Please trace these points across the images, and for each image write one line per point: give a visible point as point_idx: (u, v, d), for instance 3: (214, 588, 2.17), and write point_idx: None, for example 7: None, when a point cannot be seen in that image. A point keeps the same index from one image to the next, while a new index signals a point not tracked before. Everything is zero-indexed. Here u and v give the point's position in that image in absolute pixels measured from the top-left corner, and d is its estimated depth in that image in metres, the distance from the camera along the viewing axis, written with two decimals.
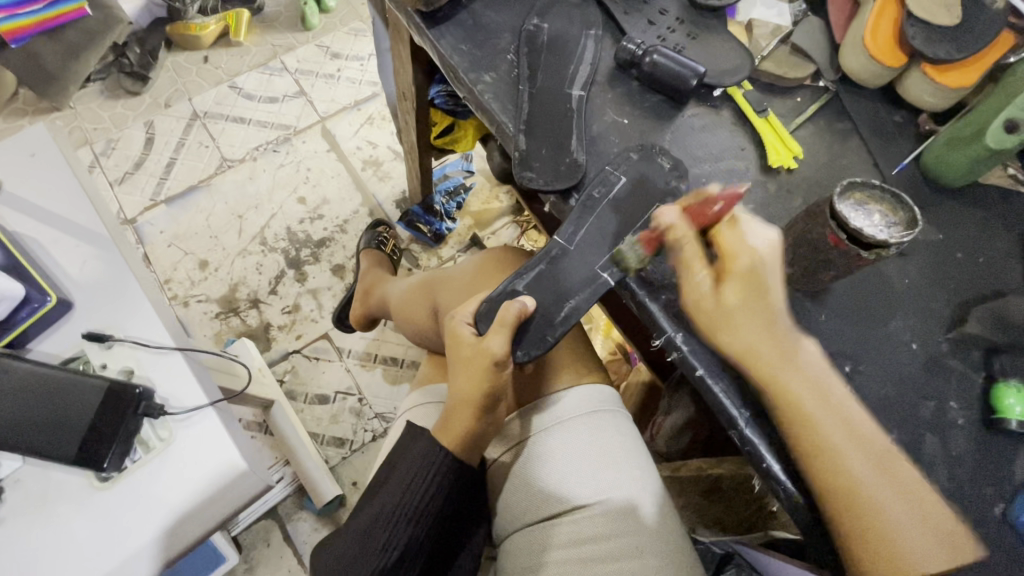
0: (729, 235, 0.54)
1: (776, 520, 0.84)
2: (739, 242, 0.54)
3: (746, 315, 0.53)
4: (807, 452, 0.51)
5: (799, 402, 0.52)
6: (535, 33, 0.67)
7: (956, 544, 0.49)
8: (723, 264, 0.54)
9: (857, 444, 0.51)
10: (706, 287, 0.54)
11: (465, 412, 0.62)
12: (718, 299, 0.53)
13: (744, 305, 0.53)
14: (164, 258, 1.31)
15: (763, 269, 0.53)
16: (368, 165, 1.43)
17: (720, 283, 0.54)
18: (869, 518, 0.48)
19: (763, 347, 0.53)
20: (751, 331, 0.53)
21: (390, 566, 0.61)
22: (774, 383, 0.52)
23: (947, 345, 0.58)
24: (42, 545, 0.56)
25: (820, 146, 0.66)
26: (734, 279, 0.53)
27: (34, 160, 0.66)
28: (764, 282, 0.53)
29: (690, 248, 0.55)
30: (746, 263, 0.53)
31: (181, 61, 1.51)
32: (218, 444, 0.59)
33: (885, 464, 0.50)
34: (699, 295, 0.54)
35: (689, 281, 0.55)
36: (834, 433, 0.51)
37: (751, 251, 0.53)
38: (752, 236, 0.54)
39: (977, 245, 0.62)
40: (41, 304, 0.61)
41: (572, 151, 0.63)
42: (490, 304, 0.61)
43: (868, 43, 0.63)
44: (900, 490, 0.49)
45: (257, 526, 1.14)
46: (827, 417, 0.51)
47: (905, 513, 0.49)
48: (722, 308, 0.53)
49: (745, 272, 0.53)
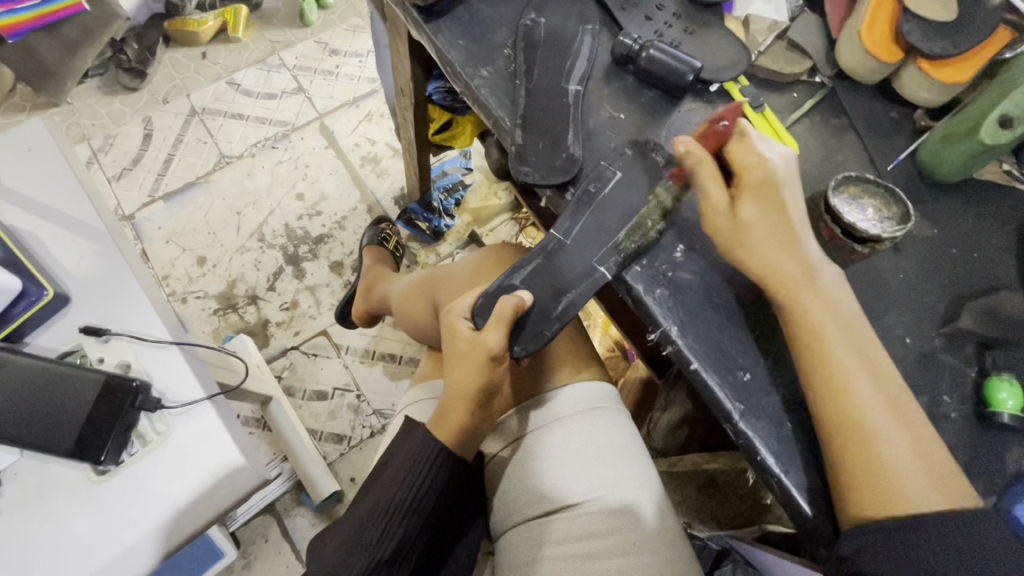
0: (740, 149, 0.57)
1: (772, 512, 0.85)
2: (754, 156, 0.57)
3: (761, 233, 0.55)
4: (821, 373, 0.52)
5: (819, 326, 0.53)
6: (532, 28, 0.67)
7: (951, 486, 0.49)
8: (739, 178, 0.57)
9: (873, 379, 0.52)
10: (721, 203, 0.57)
11: (461, 406, 0.63)
12: (735, 218, 0.56)
13: (764, 220, 0.55)
14: (162, 254, 1.31)
15: (778, 179, 0.56)
16: (367, 161, 1.43)
17: (736, 201, 0.56)
18: (865, 458, 0.49)
19: (781, 265, 0.55)
20: (768, 248, 0.55)
21: (387, 559, 0.61)
22: (796, 308, 0.54)
23: (940, 340, 0.58)
24: (39, 538, 0.56)
25: (816, 141, 0.66)
26: (749, 194, 0.56)
27: (30, 154, 0.66)
28: (780, 195, 0.55)
29: (706, 175, 0.57)
30: (759, 176, 0.56)
31: (180, 57, 1.51)
32: (215, 438, 0.59)
33: (899, 408, 0.51)
34: (714, 215, 0.57)
35: (708, 201, 0.57)
36: (848, 359, 0.52)
37: (763, 164, 0.56)
38: (765, 150, 0.57)
39: (971, 240, 0.62)
40: (39, 299, 0.61)
41: (568, 146, 0.63)
42: (485, 298, 0.61)
43: (864, 38, 0.63)
44: (906, 424, 0.50)
45: (255, 522, 1.14)
46: (846, 338, 0.53)
47: (909, 458, 0.49)
48: (739, 223, 0.56)
49: (757, 184, 0.56)
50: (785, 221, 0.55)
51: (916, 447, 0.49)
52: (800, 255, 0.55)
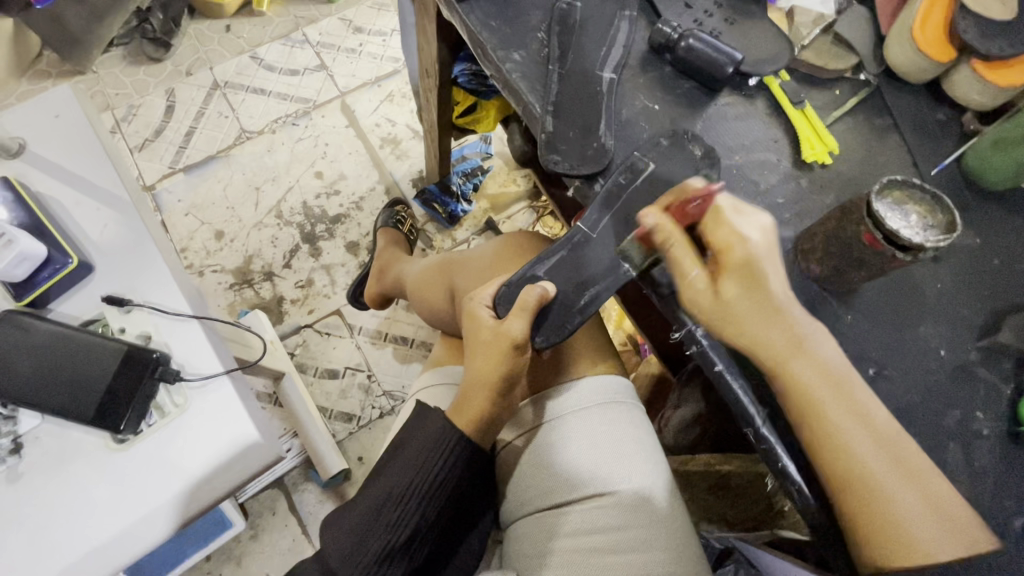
0: (718, 229, 0.55)
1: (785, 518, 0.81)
2: (731, 234, 0.54)
3: (749, 311, 0.53)
4: (811, 437, 0.51)
5: (807, 390, 0.51)
6: (568, 12, 0.65)
7: (964, 529, 0.48)
8: (720, 256, 0.54)
9: (865, 434, 0.50)
10: (702, 282, 0.55)
11: (481, 395, 0.62)
12: (718, 295, 0.54)
13: (744, 298, 0.53)
14: (181, 226, 1.31)
15: (759, 259, 0.53)
16: (387, 142, 1.42)
17: (717, 278, 0.54)
18: (873, 511, 0.48)
19: (759, 338, 0.53)
20: (764, 327, 0.53)
21: (401, 544, 0.61)
22: (787, 376, 0.52)
23: (976, 354, 0.56)
24: (58, 503, 0.56)
25: (856, 141, 0.64)
26: (731, 273, 0.54)
27: (57, 121, 0.66)
28: (760, 271, 0.53)
29: (680, 249, 0.55)
30: (742, 254, 0.53)
31: (204, 30, 1.50)
32: (232, 413, 0.59)
33: (898, 461, 0.49)
34: (694, 293, 0.55)
35: (684, 276, 0.55)
36: (842, 422, 0.50)
37: (744, 242, 0.54)
38: (744, 226, 0.54)
39: (1013, 252, 0.60)
40: (63, 266, 0.61)
41: (600, 135, 0.61)
42: (509, 287, 0.61)
43: (916, 33, 0.61)
44: (910, 480, 0.49)
45: (263, 495, 1.15)
46: (835, 407, 0.51)
47: (916, 509, 0.48)
48: (721, 301, 0.54)
49: (740, 263, 0.54)
50: (766, 301, 0.53)
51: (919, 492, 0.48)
52: (786, 324, 0.53)
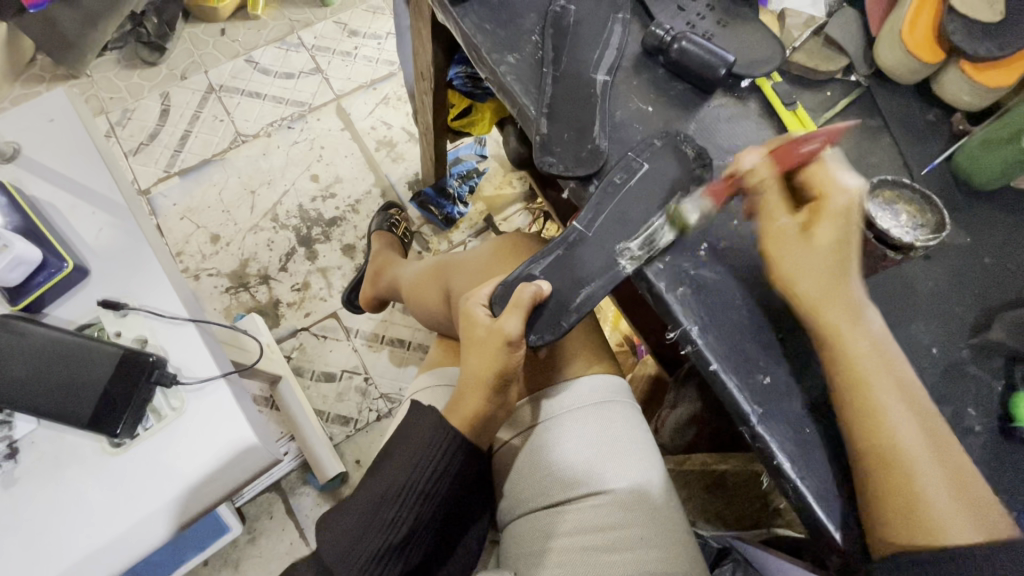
0: (821, 175, 0.56)
1: (782, 517, 0.85)
2: (835, 184, 0.55)
3: (835, 259, 0.54)
4: (854, 409, 0.52)
5: (858, 362, 0.52)
6: (561, 15, 0.66)
7: (990, 519, 0.48)
8: (819, 201, 0.55)
9: (910, 410, 0.51)
10: (792, 229, 0.55)
11: (477, 393, 0.63)
12: (810, 237, 0.55)
13: (837, 246, 0.54)
14: (176, 230, 1.31)
15: (860, 208, 0.54)
16: (383, 145, 1.42)
17: (811, 227, 0.55)
18: (904, 488, 0.48)
19: (834, 292, 0.54)
20: (840, 287, 0.54)
21: (397, 544, 0.62)
22: (841, 352, 0.53)
23: (968, 351, 0.57)
24: (54, 507, 0.56)
25: (849, 142, 0.64)
26: (829, 220, 0.54)
27: (52, 125, 0.66)
28: (857, 224, 0.54)
29: (772, 194, 0.57)
30: (844, 203, 0.54)
31: (199, 33, 1.50)
32: (229, 415, 0.60)
33: (935, 439, 0.50)
34: (783, 238, 0.56)
35: (773, 222, 0.57)
36: (890, 399, 0.51)
37: (846, 191, 0.55)
38: (840, 180, 0.55)
39: (1004, 250, 0.61)
40: (59, 270, 0.61)
41: (594, 137, 0.62)
42: (504, 287, 0.61)
43: (904, 36, 0.62)
44: (946, 462, 0.49)
45: (260, 499, 1.15)
46: (882, 384, 0.52)
47: (949, 489, 0.48)
48: (812, 247, 0.54)
49: (840, 210, 0.54)
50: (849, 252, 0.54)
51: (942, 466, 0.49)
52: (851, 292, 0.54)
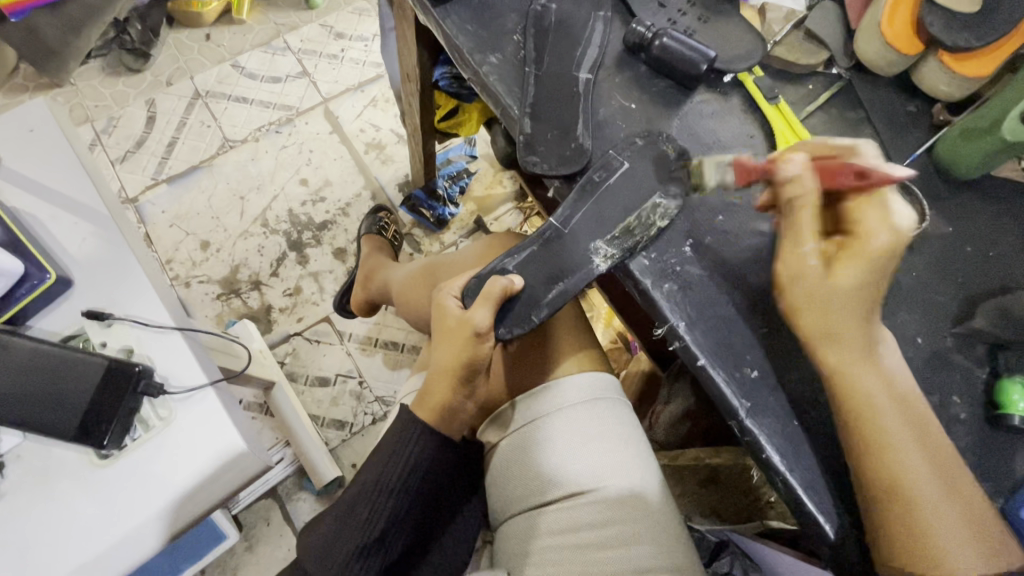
0: (868, 213, 0.52)
1: (773, 509, 0.86)
2: (879, 226, 0.52)
3: (844, 299, 0.51)
4: (854, 424, 0.52)
5: (847, 378, 0.52)
6: (543, 14, 0.66)
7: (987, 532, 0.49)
8: (852, 238, 0.52)
9: (906, 424, 0.51)
10: (814, 261, 0.52)
11: (444, 382, 0.63)
12: (830, 278, 0.52)
13: (858, 289, 0.51)
14: (165, 238, 1.30)
15: (896, 254, 0.51)
16: (372, 147, 1.42)
17: (837, 263, 0.52)
18: (903, 507, 0.49)
19: (843, 330, 0.52)
20: (843, 319, 0.52)
21: (375, 540, 0.63)
22: (815, 365, 0.53)
23: (953, 340, 0.57)
24: (40, 520, 0.56)
25: (831, 135, 0.65)
26: (857, 260, 0.51)
27: (33, 135, 0.65)
28: (883, 273, 0.52)
29: (804, 220, 0.53)
30: (880, 245, 0.51)
31: (184, 39, 1.49)
32: (216, 424, 0.59)
33: (935, 455, 0.51)
34: (804, 269, 0.53)
35: (799, 247, 0.53)
36: (886, 413, 0.51)
37: (888, 236, 0.51)
38: (884, 221, 0.52)
39: (988, 240, 0.61)
40: (41, 281, 0.61)
41: (577, 136, 0.62)
42: (477, 279, 0.61)
43: (883, 28, 0.62)
44: (944, 477, 0.50)
45: (258, 506, 1.14)
46: (883, 401, 0.51)
47: (947, 507, 0.49)
48: (832, 281, 0.52)
49: (875, 255, 0.51)
50: (875, 292, 0.52)
51: (951, 495, 0.49)
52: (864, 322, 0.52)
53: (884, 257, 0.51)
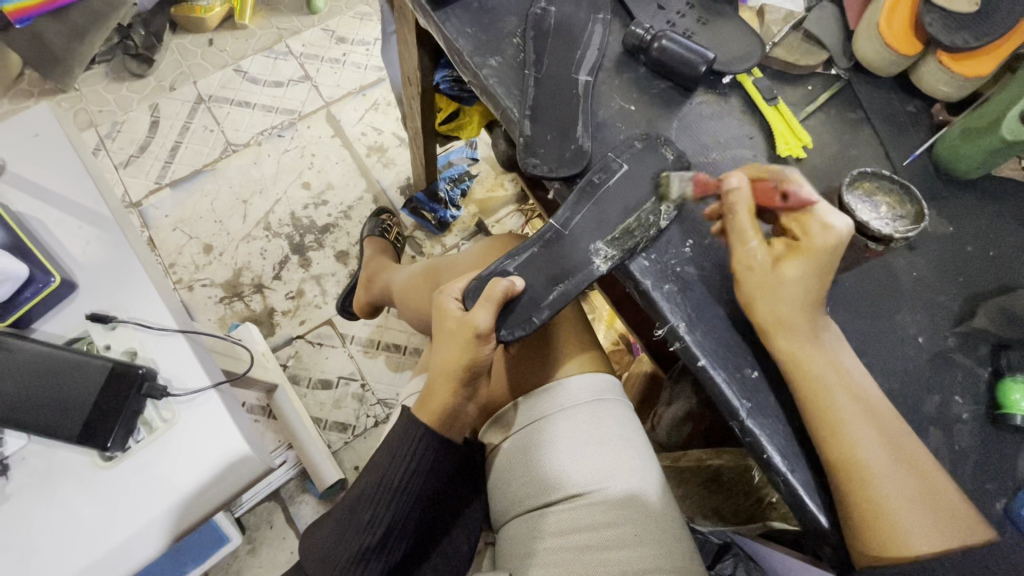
0: (806, 219, 0.54)
1: (776, 510, 0.79)
2: (817, 229, 0.53)
3: (789, 290, 0.53)
4: (819, 421, 0.52)
5: (823, 378, 0.53)
6: (542, 17, 0.66)
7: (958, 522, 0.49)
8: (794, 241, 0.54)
9: (870, 421, 0.51)
10: (760, 258, 0.55)
11: (445, 384, 0.63)
12: (775, 272, 0.54)
13: (803, 282, 0.53)
14: (169, 241, 1.31)
15: (836, 257, 0.53)
16: (373, 151, 1.42)
17: (781, 259, 0.54)
18: (874, 499, 0.49)
19: (796, 318, 0.53)
20: (790, 303, 0.53)
21: (377, 542, 0.63)
22: (812, 364, 0.53)
23: (954, 339, 0.57)
24: (45, 523, 0.56)
25: (831, 135, 0.65)
26: (803, 256, 0.53)
27: (37, 140, 0.65)
28: (828, 269, 0.53)
29: (744, 220, 0.55)
30: (818, 245, 0.53)
31: (187, 44, 1.50)
32: (219, 426, 0.59)
33: (901, 450, 0.51)
34: (750, 262, 0.55)
35: (744, 246, 0.55)
36: (850, 411, 0.51)
37: (827, 237, 0.53)
38: (822, 226, 0.53)
39: (988, 239, 0.61)
40: (45, 284, 0.61)
41: (577, 137, 0.62)
42: (478, 281, 0.61)
43: (882, 30, 0.62)
44: (912, 469, 0.50)
45: (260, 509, 1.15)
46: (845, 398, 0.52)
47: (914, 498, 0.49)
48: (776, 275, 0.54)
49: (816, 252, 0.53)
50: (819, 288, 0.54)
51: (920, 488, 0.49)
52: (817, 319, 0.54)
53: (824, 260, 0.53)
